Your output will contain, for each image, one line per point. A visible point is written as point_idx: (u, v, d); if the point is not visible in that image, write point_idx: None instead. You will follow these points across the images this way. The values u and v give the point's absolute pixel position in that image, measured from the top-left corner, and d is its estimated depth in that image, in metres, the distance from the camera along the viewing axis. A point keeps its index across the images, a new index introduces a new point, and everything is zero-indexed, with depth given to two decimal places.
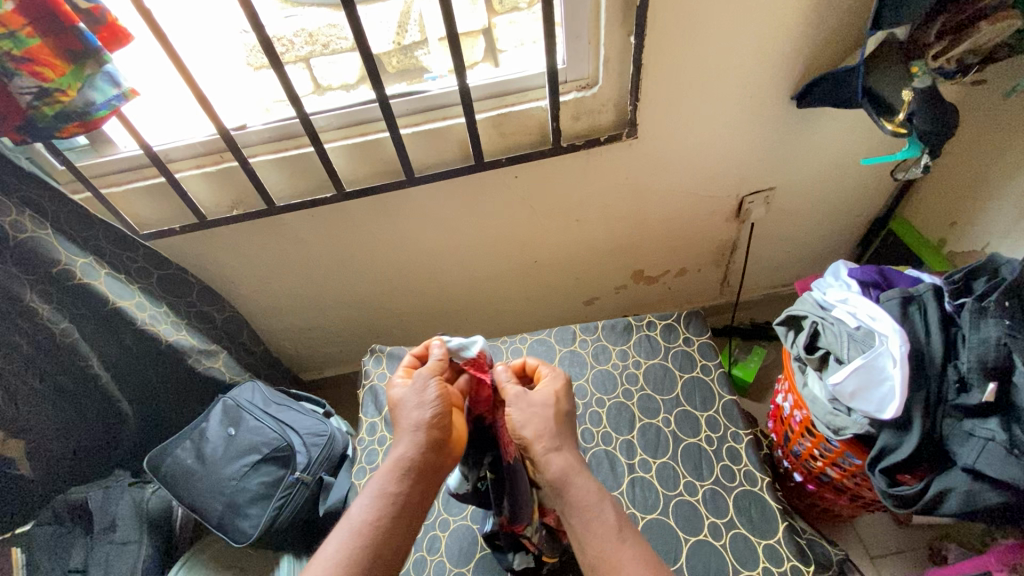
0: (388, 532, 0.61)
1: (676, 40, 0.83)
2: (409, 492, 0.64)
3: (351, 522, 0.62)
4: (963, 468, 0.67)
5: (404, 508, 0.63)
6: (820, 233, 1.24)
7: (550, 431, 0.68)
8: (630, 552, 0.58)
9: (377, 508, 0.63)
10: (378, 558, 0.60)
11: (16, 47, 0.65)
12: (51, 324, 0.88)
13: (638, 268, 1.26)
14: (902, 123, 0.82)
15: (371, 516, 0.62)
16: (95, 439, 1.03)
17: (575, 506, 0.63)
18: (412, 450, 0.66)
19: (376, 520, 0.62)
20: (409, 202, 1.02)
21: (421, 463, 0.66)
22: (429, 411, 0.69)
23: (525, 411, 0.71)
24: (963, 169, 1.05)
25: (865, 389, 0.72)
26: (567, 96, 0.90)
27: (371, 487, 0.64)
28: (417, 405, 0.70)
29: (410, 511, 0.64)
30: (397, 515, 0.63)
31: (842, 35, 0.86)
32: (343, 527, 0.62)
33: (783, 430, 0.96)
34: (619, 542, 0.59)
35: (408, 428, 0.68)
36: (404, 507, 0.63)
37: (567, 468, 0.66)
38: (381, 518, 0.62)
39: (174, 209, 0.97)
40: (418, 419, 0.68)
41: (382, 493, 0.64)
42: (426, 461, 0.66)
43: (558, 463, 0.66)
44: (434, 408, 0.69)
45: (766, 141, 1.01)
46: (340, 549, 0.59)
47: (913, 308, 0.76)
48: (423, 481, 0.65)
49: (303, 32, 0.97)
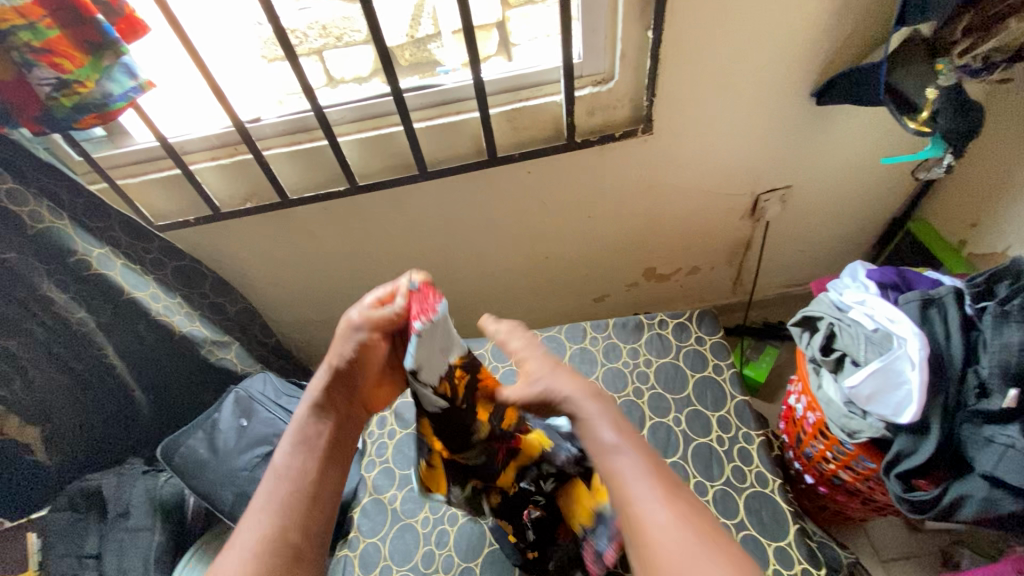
0: (315, 486, 0.56)
1: (693, 36, 0.82)
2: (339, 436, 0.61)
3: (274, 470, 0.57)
4: (982, 474, 0.66)
5: (325, 457, 0.59)
6: (837, 232, 1.22)
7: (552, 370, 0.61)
8: (630, 465, 0.52)
9: (303, 457, 0.58)
10: (314, 515, 0.54)
11: (35, 39, 0.65)
12: (68, 313, 0.88)
13: (650, 266, 1.25)
14: (926, 121, 0.81)
15: (305, 462, 0.57)
16: (109, 425, 1.03)
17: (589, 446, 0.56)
18: (330, 394, 0.62)
19: (300, 468, 0.57)
20: (422, 197, 1.02)
21: (337, 406, 0.62)
22: (353, 361, 0.64)
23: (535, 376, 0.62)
24: (988, 168, 1.03)
25: (882, 392, 0.71)
26: (582, 91, 0.89)
27: (290, 433, 0.60)
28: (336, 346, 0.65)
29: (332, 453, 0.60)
30: (323, 463, 0.58)
31: (865, 31, 0.84)
32: (267, 481, 0.56)
33: (796, 432, 0.95)
34: (620, 460, 0.53)
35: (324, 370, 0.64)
36: (325, 453, 0.59)
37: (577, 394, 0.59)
38: (305, 466, 0.57)
39: (189, 201, 0.98)
40: (335, 359, 0.64)
41: (302, 440, 0.59)
42: (344, 409, 0.63)
43: (588, 402, 0.58)
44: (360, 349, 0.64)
45: (784, 139, 1.00)
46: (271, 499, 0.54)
47: (935, 310, 0.74)
48: (340, 427, 0.62)
49: (317, 25, 0.95)
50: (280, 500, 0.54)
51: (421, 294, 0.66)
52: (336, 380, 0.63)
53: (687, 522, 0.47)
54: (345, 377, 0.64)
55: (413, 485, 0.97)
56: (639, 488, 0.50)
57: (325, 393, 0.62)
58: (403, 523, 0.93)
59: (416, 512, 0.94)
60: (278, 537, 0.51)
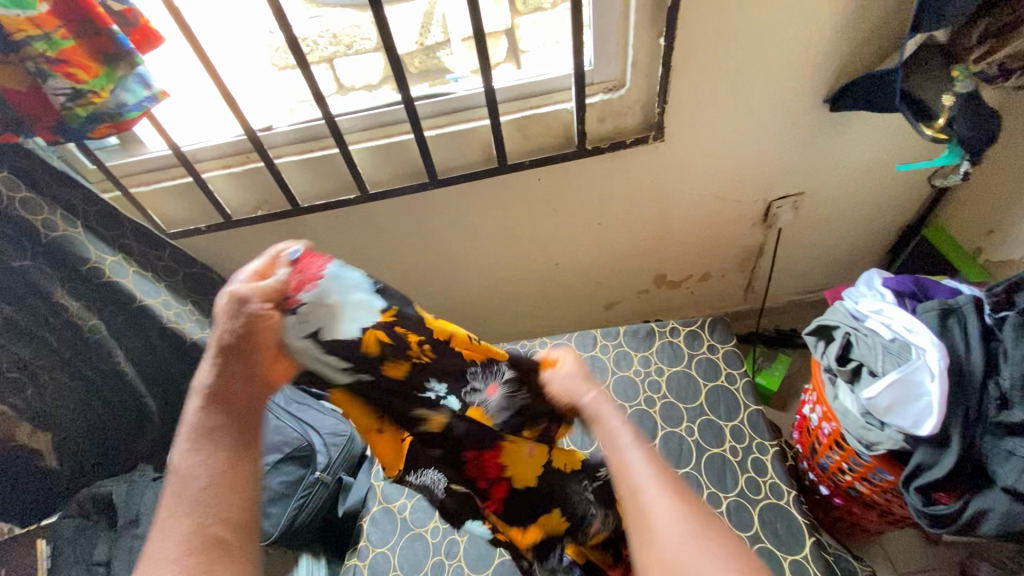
0: (232, 478, 0.41)
1: (705, 43, 0.82)
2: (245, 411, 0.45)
3: (171, 474, 0.41)
4: (1004, 488, 0.65)
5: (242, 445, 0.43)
6: (851, 239, 1.21)
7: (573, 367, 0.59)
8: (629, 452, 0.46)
9: (206, 452, 0.42)
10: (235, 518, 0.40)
11: (50, 50, 0.65)
12: (80, 320, 0.88)
13: (661, 273, 1.24)
14: (943, 128, 0.80)
15: (207, 456, 0.42)
16: (121, 435, 1.01)
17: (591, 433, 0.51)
18: (220, 373, 0.45)
19: (204, 463, 0.41)
20: (432, 205, 1.02)
21: (231, 380, 0.45)
22: (238, 333, 0.46)
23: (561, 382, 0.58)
24: (1005, 174, 1.02)
25: (901, 403, 0.70)
26: (593, 98, 0.89)
27: (181, 432, 0.43)
28: (217, 322, 0.47)
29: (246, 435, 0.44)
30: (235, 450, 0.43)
31: (880, 36, 0.83)
32: (167, 491, 0.41)
33: (810, 443, 0.93)
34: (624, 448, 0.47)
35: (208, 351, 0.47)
36: (239, 439, 0.43)
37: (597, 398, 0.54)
38: (209, 462, 0.41)
39: (201, 209, 0.99)
40: (216, 334, 0.47)
41: (201, 433, 0.43)
42: (244, 385, 0.46)
43: (594, 394, 0.54)
44: (245, 321, 0.47)
45: (797, 145, 0.99)
46: (169, 513, 0.39)
47: (954, 320, 0.73)
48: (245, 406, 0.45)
49: (328, 33, 0.96)
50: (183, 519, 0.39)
51: (305, 263, 0.53)
52: (225, 361, 0.46)
53: (687, 508, 0.40)
54: (234, 357, 0.46)
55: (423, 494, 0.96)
56: (641, 471, 0.44)
57: (217, 377, 0.45)
58: (412, 533, 0.92)
59: (425, 522, 0.93)
60: (200, 543, 0.38)
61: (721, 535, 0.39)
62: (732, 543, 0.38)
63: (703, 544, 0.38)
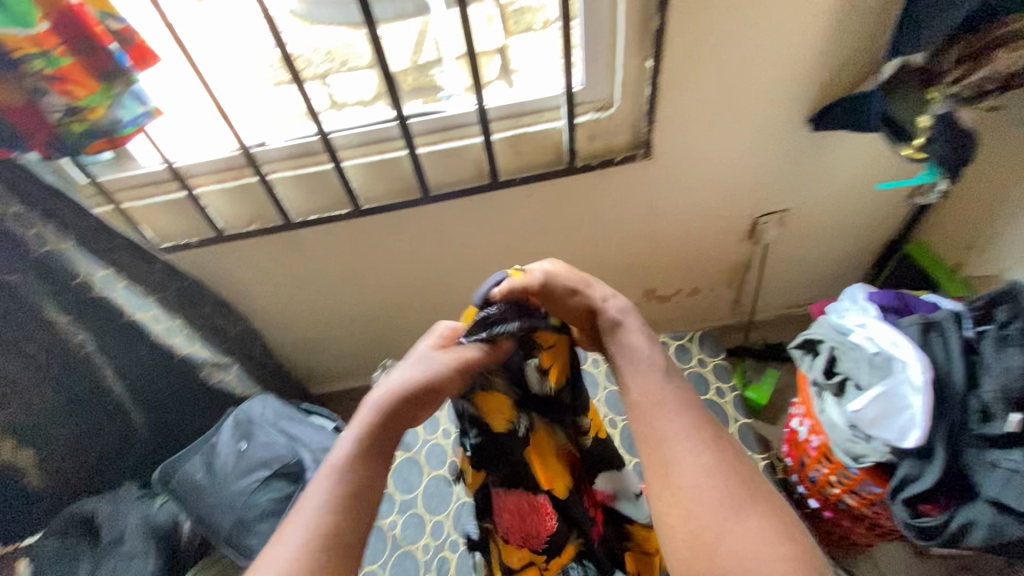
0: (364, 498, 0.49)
1: (692, 65, 0.84)
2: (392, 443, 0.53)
3: (327, 468, 0.50)
4: (988, 500, 0.66)
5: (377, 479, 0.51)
6: (835, 254, 1.23)
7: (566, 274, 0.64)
8: (664, 391, 0.54)
9: (365, 464, 0.50)
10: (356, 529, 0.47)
11: (48, 66, 0.66)
12: (68, 335, 0.88)
13: (651, 287, 1.25)
14: (920, 148, 0.84)
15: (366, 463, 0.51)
16: (106, 452, 1.00)
17: (618, 354, 0.58)
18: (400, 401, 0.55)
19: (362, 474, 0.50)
20: (424, 220, 1.03)
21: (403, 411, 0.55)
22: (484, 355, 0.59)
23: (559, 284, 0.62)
24: (983, 191, 1.05)
25: (885, 416, 0.71)
26: (583, 117, 0.91)
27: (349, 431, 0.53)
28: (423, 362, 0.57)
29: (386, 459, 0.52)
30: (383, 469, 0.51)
31: (860, 60, 0.87)
32: (325, 478, 0.49)
33: (798, 456, 0.94)
34: (657, 384, 0.54)
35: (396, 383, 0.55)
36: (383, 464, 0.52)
37: (624, 308, 0.61)
38: (361, 471, 0.50)
39: (193, 223, 0.99)
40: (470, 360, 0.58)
41: (369, 445, 0.51)
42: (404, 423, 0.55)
43: (616, 305, 0.61)
44: (444, 367, 0.57)
45: (781, 163, 1.02)
46: (323, 497, 0.48)
47: (935, 334, 0.75)
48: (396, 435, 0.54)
49: (320, 50, 0.93)
50: (321, 509, 0.47)
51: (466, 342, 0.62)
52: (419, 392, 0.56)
53: (719, 472, 0.48)
54: (413, 398, 0.55)
55: (414, 509, 0.96)
56: (675, 424, 0.51)
57: (404, 398, 0.55)
58: (403, 550, 0.91)
59: (416, 538, 0.92)
60: (333, 541, 0.46)
61: (748, 500, 0.47)
62: (760, 508, 0.46)
63: (734, 516, 0.46)
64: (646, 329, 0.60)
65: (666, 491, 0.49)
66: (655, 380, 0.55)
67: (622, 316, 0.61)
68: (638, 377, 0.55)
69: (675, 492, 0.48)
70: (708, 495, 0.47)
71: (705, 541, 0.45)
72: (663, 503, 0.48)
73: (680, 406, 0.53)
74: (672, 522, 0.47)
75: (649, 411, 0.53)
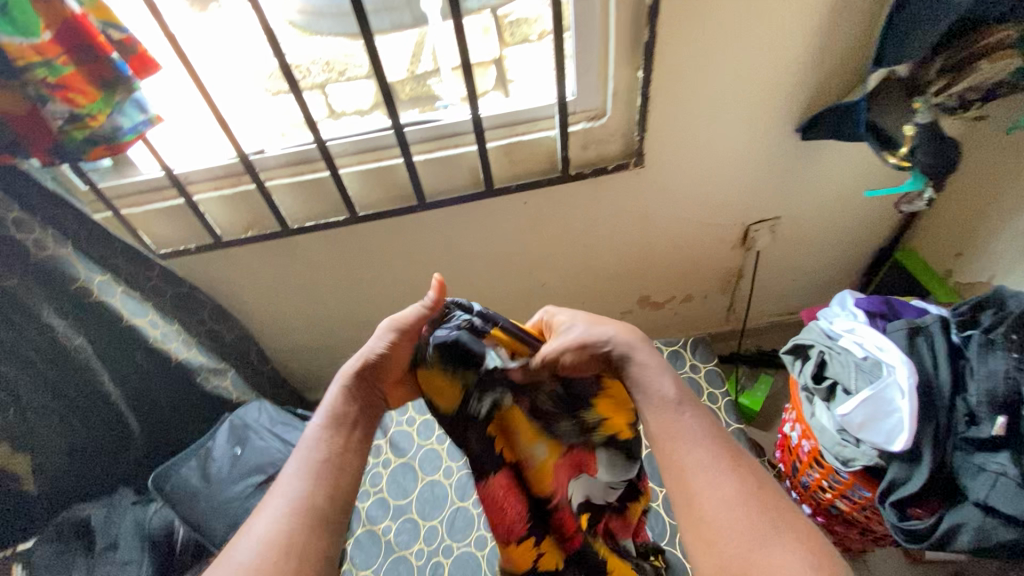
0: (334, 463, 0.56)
1: (682, 76, 0.86)
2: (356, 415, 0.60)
3: (303, 442, 0.58)
4: (975, 502, 0.67)
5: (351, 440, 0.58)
6: (826, 261, 1.25)
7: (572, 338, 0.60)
8: (678, 420, 0.54)
9: (332, 434, 0.58)
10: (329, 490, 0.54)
11: (50, 75, 0.67)
12: (67, 341, 0.87)
13: (645, 294, 1.26)
14: (906, 157, 0.85)
15: (332, 436, 0.58)
16: (102, 456, 0.99)
17: (633, 389, 0.57)
18: (356, 378, 0.61)
19: (327, 443, 0.57)
20: (420, 226, 1.04)
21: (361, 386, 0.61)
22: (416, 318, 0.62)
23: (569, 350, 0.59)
24: (969, 199, 1.07)
25: (873, 420, 0.72)
26: (576, 126, 0.93)
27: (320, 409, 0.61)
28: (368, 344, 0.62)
29: (350, 429, 0.59)
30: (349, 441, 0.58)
31: (846, 71, 0.89)
32: (298, 451, 0.57)
33: (791, 461, 0.95)
34: (671, 413, 0.54)
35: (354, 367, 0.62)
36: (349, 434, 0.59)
37: (629, 343, 0.59)
38: (329, 442, 0.57)
39: (190, 229, 1.00)
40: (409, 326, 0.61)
41: (334, 418, 0.59)
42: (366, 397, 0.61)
43: (624, 338, 0.59)
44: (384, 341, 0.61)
45: (771, 172, 1.03)
46: (296, 466, 0.56)
47: (921, 338, 0.76)
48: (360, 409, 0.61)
49: (320, 61, 0.98)
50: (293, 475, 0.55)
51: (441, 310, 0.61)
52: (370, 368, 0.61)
53: (742, 503, 0.49)
54: (371, 374, 0.62)
55: (408, 515, 0.96)
56: (695, 455, 0.52)
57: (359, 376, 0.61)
58: (396, 555, 0.91)
59: (410, 544, 0.92)
60: (307, 504, 0.52)
61: (773, 529, 0.48)
62: (785, 536, 0.47)
63: (760, 547, 0.47)
64: (654, 352, 0.59)
65: (695, 525, 0.50)
66: (668, 410, 0.54)
67: (630, 346, 0.59)
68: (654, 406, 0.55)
69: (704, 528, 0.49)
70: (733, 527, 0.48)
71: (735, 573, 0.46)
72: (695, 539, 0.50)
73: (698, 435, 0.53)
74: (699, 553, 0.49)
75: (668, 444, 0.53)
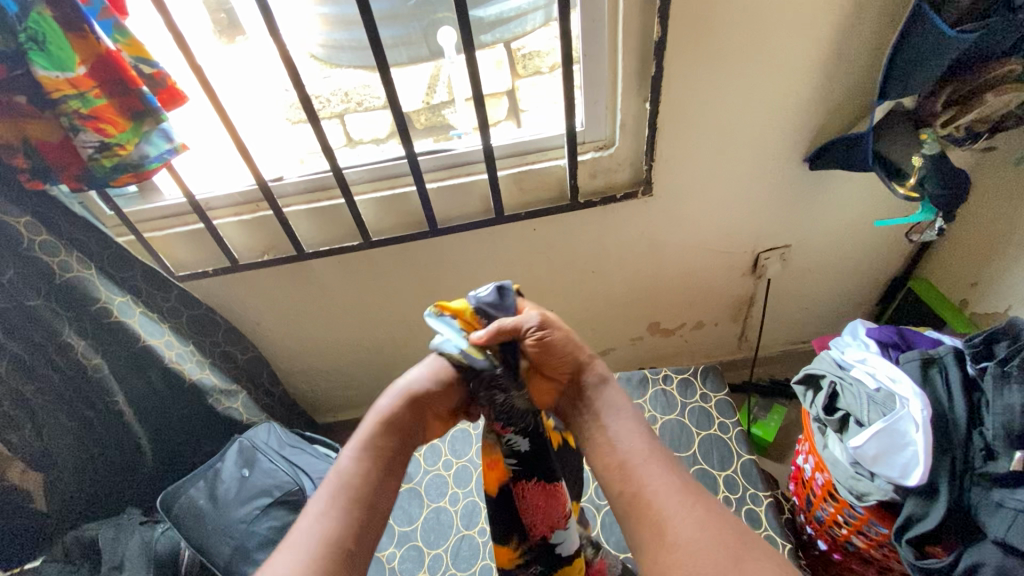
0: (370, 495, 0.57)
1: (688, 107, 0.88)
2: (395, 449, 0.62)
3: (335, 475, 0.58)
4: (993, 540, 0.64)
5: (384, 472, 0.60)
6: (838, 291, 1.24)
7: (554, 343, 0.66)
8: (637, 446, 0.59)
9: (368, 466, 0.59)
10: (363, 526, 0.55)
11: (83, 106, 0.70)
12: (84, 360, 0.90)
13: (655, 320, 1.26)
14: (914, 187, 0.85)
15: (369, 469, 0.59)
16: (110, 474, 1.00)
17: (601, 410, 0.64)
18: (399, 413, 0.64)
19: (363, 474, 0.58)
20: (432, 251, 1.06)
21: (402, 425, 0.64)
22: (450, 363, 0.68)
23: (544, 343, 0.66)
24: (982, 229, 1.06)
25: (887, 453, 0.70)
26: (585, 155, 0.95)
27: (352, 445, 0.61)
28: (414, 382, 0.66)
29: (388, 465, 0.60)
30: (384, 477, 0.59)
31: (852, 105, 0.90)
32: (330, 482, 0.58)
33: (806, 494, 0.92)
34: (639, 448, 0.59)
35: (397, 394, 0.65)
36: (388, 467, 0.60)
37: (604, 376, 0.67)
38: (366, 474, 0.58)
39: (209, 253, 1.04)
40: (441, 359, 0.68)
41: (370, 448, 0.60)
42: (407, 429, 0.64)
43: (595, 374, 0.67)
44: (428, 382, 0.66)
45: (780, 201, 1.04)
46: (328, 501, 0.55)
47: (935, 370, 0.75)
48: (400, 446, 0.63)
49: (339, 91, 1.03)
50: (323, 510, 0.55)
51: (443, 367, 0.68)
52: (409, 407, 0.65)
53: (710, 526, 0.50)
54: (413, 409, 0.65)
55: (413, 542, 0.95)
56: (663, 482, 0.55)
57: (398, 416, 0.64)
58: None
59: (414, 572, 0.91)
60: (333, 543, 0.52)
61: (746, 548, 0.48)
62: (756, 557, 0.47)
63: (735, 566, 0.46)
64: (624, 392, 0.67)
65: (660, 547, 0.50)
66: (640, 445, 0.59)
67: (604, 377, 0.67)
68: (621, 440, 0.60)
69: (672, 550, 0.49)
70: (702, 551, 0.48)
71: None
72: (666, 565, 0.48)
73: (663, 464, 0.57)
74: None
75: (636, 468, 0.57)
